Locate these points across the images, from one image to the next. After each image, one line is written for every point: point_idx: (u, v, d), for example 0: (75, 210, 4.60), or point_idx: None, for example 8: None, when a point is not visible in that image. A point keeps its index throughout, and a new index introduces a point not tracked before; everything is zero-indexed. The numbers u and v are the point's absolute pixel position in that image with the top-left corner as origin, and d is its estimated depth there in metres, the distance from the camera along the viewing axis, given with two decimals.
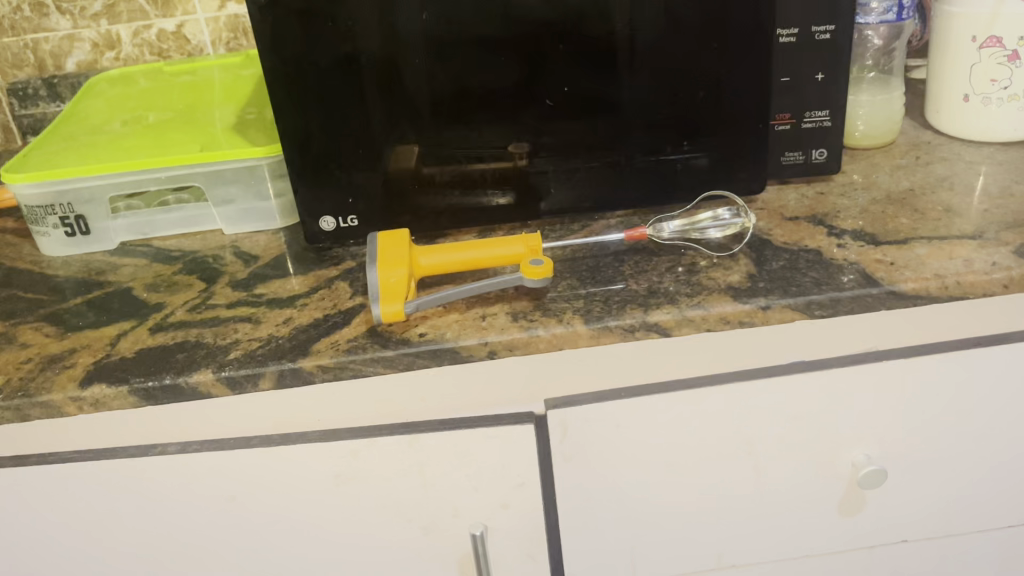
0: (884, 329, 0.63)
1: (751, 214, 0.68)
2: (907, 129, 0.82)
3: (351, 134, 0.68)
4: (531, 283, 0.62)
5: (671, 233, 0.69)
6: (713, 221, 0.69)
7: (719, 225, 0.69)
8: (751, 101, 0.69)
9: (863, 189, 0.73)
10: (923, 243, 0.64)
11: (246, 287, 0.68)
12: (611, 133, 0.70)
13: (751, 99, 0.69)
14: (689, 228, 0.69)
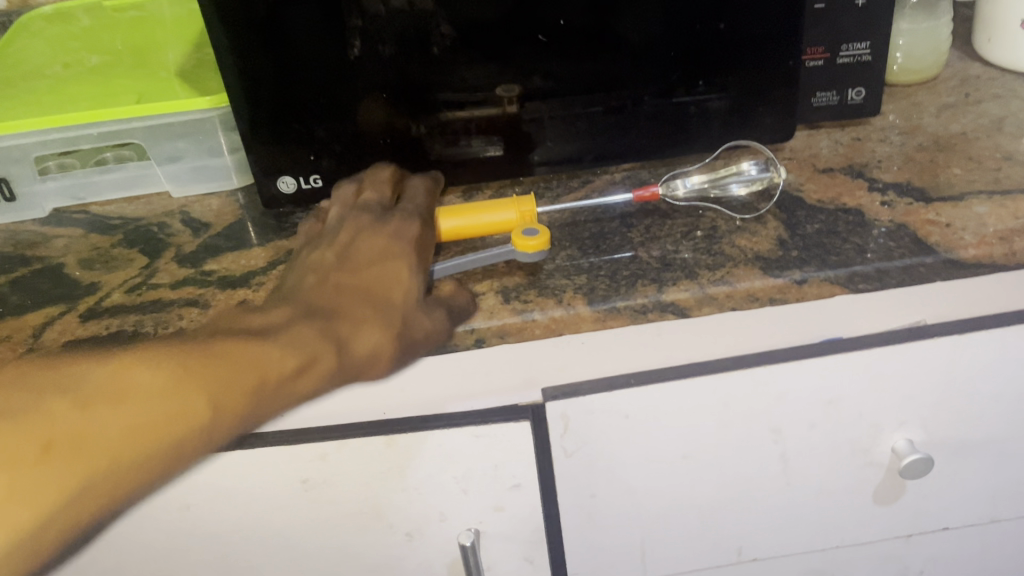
0: (944, 301, 0.53)
1: (780, 167, 0.61)
2: (951, 61, 0.72)
3: (309, 81, 0.58)
4: (526, 258, 0.54)
5: (687, 190, 0.62)
6: (740, 177, 0.62)
7: (747, 180, 0.61)
8: (780, 31, 0.59)
9: (905, 133, 0.64)
10: (982, 200, 0.55)
11: (194, 263, 0.59)
12: (616, 74, 0.60)
13: (780, 29, 0.59)
14: (712, 186, 0.62)
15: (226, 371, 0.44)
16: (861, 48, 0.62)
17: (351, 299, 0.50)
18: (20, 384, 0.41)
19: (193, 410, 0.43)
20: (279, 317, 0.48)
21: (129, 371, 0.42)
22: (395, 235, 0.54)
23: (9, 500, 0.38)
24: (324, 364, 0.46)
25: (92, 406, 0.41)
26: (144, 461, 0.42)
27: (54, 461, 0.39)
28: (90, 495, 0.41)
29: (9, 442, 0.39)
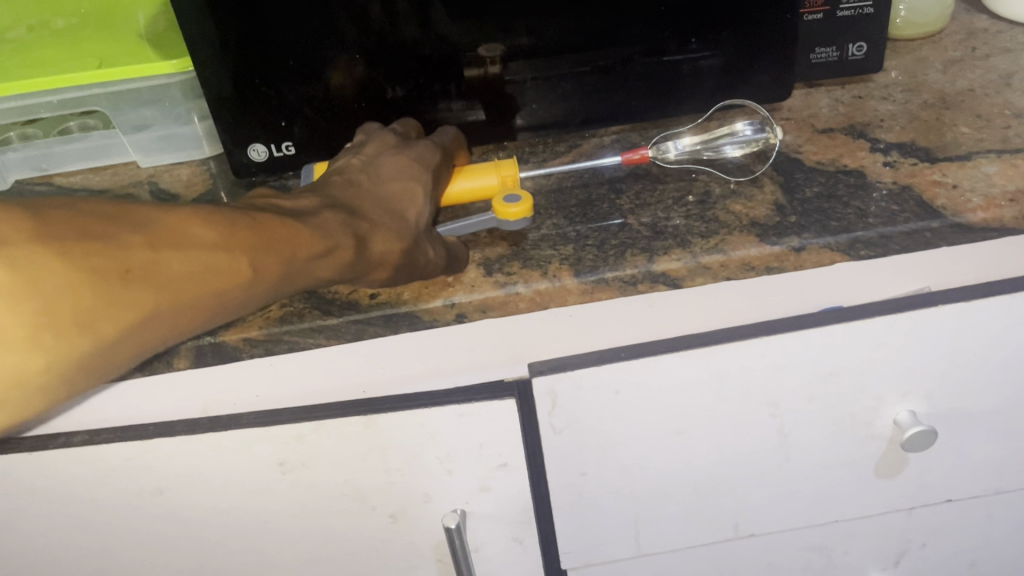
0: (969, 259, 0.49)
1: (776, 125, 0.58)
2: (957, 14, 0.69)
3: (277, 42, 0.54)
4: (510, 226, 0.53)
5: (679, 154, 0.59)
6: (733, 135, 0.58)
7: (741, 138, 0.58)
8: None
9: (909, 90, 0.61)
10: (991, 159, 0.52)
11: None
12: (602, 30, 0.57)
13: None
14: (706, 148, 0.59)
15: (278, 244, 0.44)
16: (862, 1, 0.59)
17: (371, 206, 0.50)
18: (94, 211, 0.39)
19: (250, 271, 0.42)
20: (306, 202, 0.48)
21: (193, 225, 0.41)
22: (419, 156, 0.53)
23: (90, 314, 0.38)
24: (343, 254, 0.46)
25: (163, 246, 0.40)
26: (202, 299, 0.41)
27: (135, 284, 0.38)
28: (155, 324, 0.40)
29: (95, 262, 0.38)
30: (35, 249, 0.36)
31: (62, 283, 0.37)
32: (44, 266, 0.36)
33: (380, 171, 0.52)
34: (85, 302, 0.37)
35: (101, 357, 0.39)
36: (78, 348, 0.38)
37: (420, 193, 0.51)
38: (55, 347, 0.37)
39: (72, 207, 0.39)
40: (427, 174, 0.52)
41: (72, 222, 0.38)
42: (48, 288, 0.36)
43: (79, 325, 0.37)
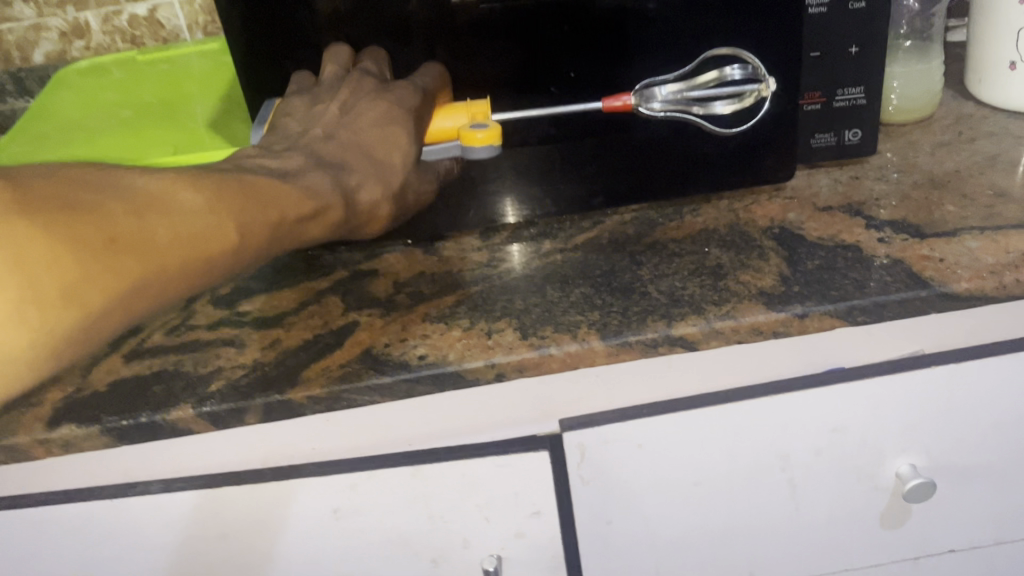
0: (940, 331, 0.57)
1: (764, 75, 0.61)
2: (945, 101, 0.76)
3: None
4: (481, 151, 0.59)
5: (664, 102, 0.61)
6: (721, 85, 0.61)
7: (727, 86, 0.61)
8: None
9: (901, 171, 0.67)
10: (975, 234, 0.58)
11: (229, 303, 0.63)
12: (621, 117, 0.64)
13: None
14: (691, 95, 0.61)
15: (256, 209, 0.48)
16: (854, 92, 0.66)
17: (355, 157, 0.57)
18: (73, 178, 0.43)
19: (232, 235, 0.46)
20: (294, 159, 0.54)
21: (174, 192, 0.45)
22: (397, 98, 0.59)
23: (75, 285, 0.40)
24: (331, 213, 0.53)
25: (145, 214, 0.43)
26: (188, 265, 0.44)
27: (119, 254, 0.42)
28: (141, 292, 0.43)
29: (79, 231, 0.41)
30: (18, 221, 0.39)
31: (48, 254, 0.40)
32: (30, 237, 0.39)
33: (361, 122, 0.59)
34: (71, 272, 0.40)
35: (88, 329, 0.42)
36: (65, 318, 0.41)
37: (400, 139, 0.59)
38: (42, 320, 0.40)
39: (48, 177, 0.42)
40: (407, 116, 0.59)
41: (56, 193, 0.41)
42: (31, 264, 0.39)
43: (65, 297, 0.40)
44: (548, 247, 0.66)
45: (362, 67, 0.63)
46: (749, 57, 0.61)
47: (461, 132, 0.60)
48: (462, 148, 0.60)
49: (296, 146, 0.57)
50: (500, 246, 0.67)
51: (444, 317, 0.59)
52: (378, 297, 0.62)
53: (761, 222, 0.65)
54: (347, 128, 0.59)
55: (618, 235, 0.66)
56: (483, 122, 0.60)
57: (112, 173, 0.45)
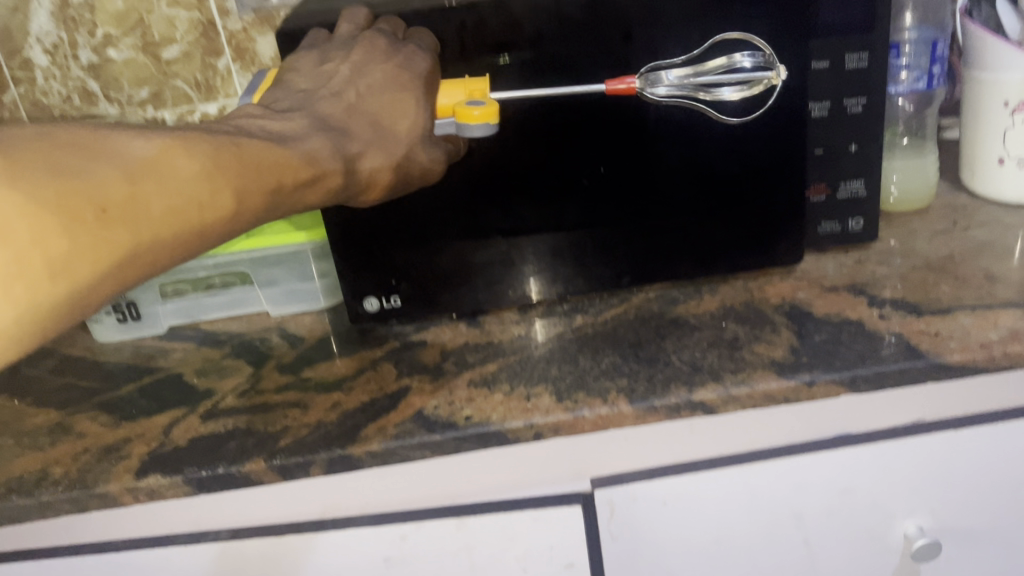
0: (939, 399, 0.63)
1: (777, 65, 0.64)
2: (942, 192, 0.83)
3: (389, 218, 0.69)
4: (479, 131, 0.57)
5: (670, 86, 0.63)
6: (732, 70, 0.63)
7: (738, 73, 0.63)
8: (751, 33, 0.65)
9: (901, 256, 0.74)
10: (967, 312, 0.64)
11: (294, 371, 0.70)
12: (647, 205, 0.71)
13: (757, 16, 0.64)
14: (701, 80, 0.63)
15: (252, 175, 0.49)
16: (856, 185, 0.73)
17: (359, 124, 0.58)
18: (68, 143, 0.43)
19: (232, 200, 0.48)
20: (296, 122, 0.55)
21: (172, 157, 0.45)
22: (408, 61, 0.60)
23: (65, 257, 0.41)
24: (330, 180, 0.55)
25: (140, 182, 0.43)
26: (190, 231, 0.46)
27: (112, 223, 0.42)
28: (134, 259, 0.44)
29: (70, 204, 0.40)
30: (5, 195, 0.39)
31: (37, 228, 0.39)
32: (17, 211, 0.39)
33: (370, 86, 0.59)
34: (62, 246, 0.40)
35: (79, 300, 0.42)
36: (53, 292, 0.41)
37: (408, 107, 0.59)
38: (26, 294, 0.40)
39: (46, 144, 0.42)
40: (417, 85, 0.59)
41: (49, 159, 0.41)
42: (17, 239, 0.39)
43: (51, 269, 0.40)
44: (579, 321, 0.73)
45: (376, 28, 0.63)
46: (762, 45, 0.64)
47: (458, 109, 0.58)
48: (459, 127, 0.58)
49: (304, 104, 0.58)
50: (535, 320, 0.74)
51: (488, 382, 0.65)
52: (427, 365, 0.69)
53: (773, 300, 0.72)
54: (355, 93, 0.59)
55: (644, 311, 0.73)
56: (481, 101, 0.59)
57: (105, 136, 0.44)
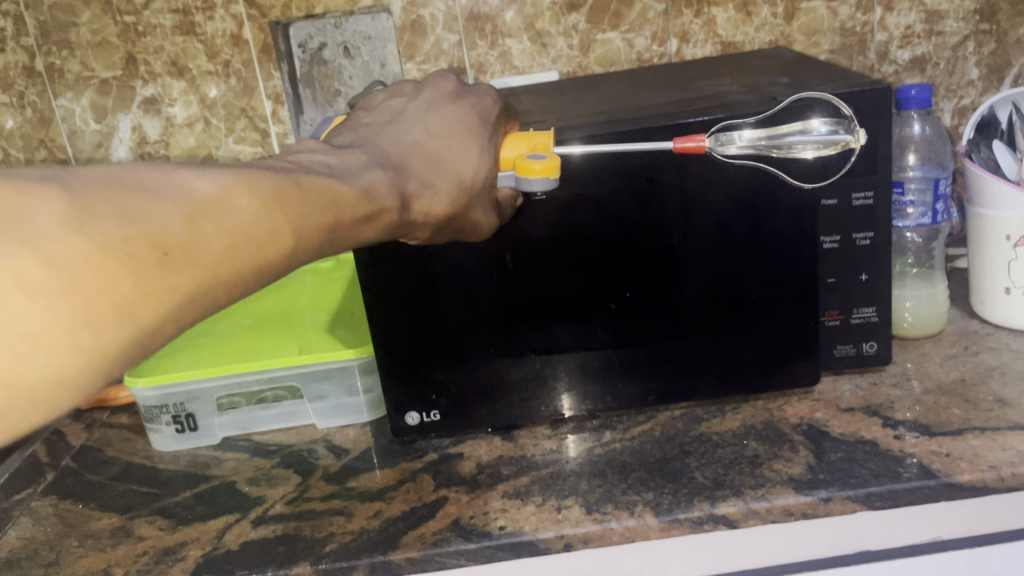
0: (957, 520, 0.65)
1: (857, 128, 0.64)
2: (955, 318, 0.87)
3: (432, 336, 0.75)
4: (543, 182, 0.59)
5: (742, 146, 0.64)
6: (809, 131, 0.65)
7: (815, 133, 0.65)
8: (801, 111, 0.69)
9: (915, 380, 0.78)
10: (977, 433, 0.68)
11: (338, 481, 0.75)
12: (673, 328, 0.76)
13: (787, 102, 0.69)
14: (776, 140, 0.65)
15: (316, 211, 0.48)
16: (868, 311, 0.77)
17: (420, 160, 0.57)
18: (123, 182, 0.41)
19: (290, 236, 0.46)
20: (356, 157, 0.54)
21: (232, 195, 0.44)
22: (476, 110, 0.62)
23: (130, 301, 0.39)
24: (385, 217, 0.53)
25: (196, 221, 0.42)
26: (245, 269, 0.44)
27: (172, 265, 0.41)
28: (193, 302, 0.42)
29: (134, 247, 0.39)
30: (73, 240, 0.37)
31: (104, 272, 0.38)
32: (85, 258, 0.37)
33: (437, 128, 0.59)
34: (125, 290, 0.39)
35: (142, 346, 0.41)
36: (118, 337, 0.39)
37: (470, 152, 0.59)
38: (93, 340, 0.38)
39: (100, 187, 0.40)
40: (481, 130, 0.60)
41: (106, 202, 0.39)
42: (86, 284, 0.37)
43: (123, 316, 0.39)
44: (608, 436, 0.77)
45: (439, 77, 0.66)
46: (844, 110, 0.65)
47: (520, 162, 0.60)
48: (520, 179, 0.60)
49: (367, 140, 0.57)
50: (566, 435, 0.79)
51: (520, 494, 0.70)
52: (464, 476, 0.74)
53: (792, 419, 0.76)
54: (421, 132, 0.59)
55: (670, 428, 0.77)
56: (542, 155, 0.61)
57: (163, 176, 0.43)
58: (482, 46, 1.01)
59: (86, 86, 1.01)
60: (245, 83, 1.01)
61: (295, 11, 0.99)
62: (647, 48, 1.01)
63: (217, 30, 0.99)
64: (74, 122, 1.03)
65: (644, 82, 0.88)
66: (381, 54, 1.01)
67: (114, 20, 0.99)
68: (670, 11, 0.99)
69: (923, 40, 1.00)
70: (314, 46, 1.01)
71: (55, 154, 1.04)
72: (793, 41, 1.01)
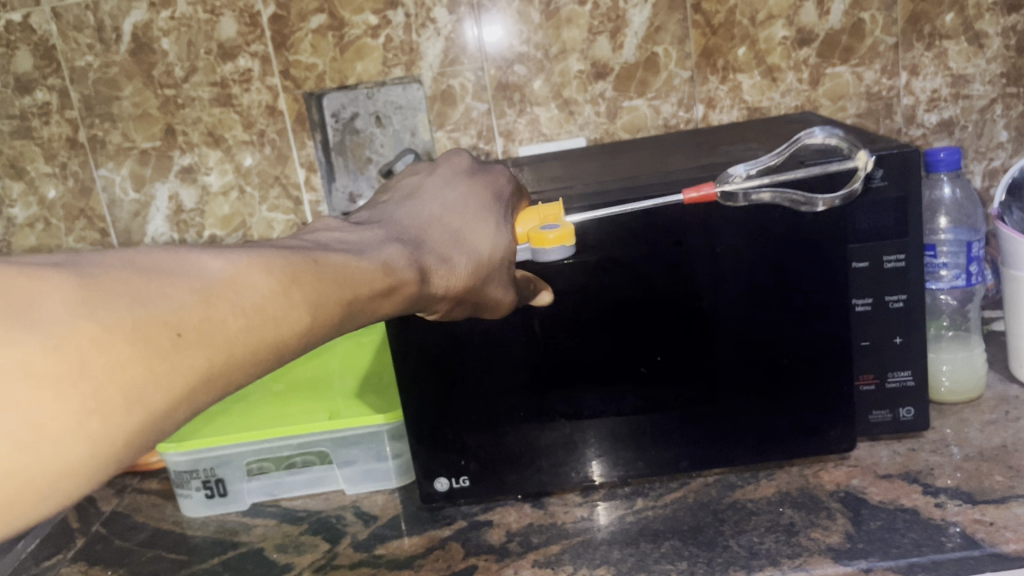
0: None
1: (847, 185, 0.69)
2: (994, 382, 0.86)
3: (461, 400, 0.75)
4: (559, 250, 0.60)
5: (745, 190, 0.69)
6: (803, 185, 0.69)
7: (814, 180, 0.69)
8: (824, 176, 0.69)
9: (955, 446, 0.76)
10: (1021, 502, 0.67)
11: (367, 548, 0.75)
12: (705, 394, 0.75)
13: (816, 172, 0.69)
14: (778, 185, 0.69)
15: (333, 287, 0.46)
16: (904, 375, 0.76)
17: (437, 233, 0.56)
18: (137, 266, 0.39)
19: (306, 313, 0.44)
20: (373, 232, 0.53)
21: (248, 274, 0.42)
22: (489, 187, 0.62)
23: (142, 387, 0.36)
24: (405, 290, 0.51)
25: (211, 302, 0.40)
26: (261, 350, 0.41)
27: (186, 347, 0.38)
28: (208, 385, 0.39)
29: (145, 329, 0.36)
30: (82, 324, 0.35)
31: (114, 356, 0.35)
32: (95, 343, 0.35)
33: (455, 205, 0.59)
34: (137, 375, 0.36)
35: (153, 434, 0.37)
36: (129, 425, 0.36)
37: (486, 227, 0.59)
38: (103, 429, 0.35)
39: (111, 270, 0.38)
40: (495, 207, 0.60)
41: (117, 285, 0.37)
42: (94, 370, 0.34)
43: (134, 402, 0.36)
44: (640, 504, 0.76)
45: (449, 158, 0.66)
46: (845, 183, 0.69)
47: (533, 234, 0.61)
48: (534, 249, 0.61)
49: (385, 218, 0.57)
50: (597, 502, 0.77)
51: (552, 563, 0.69)
52: (493, 544, 0.73)
53: (828, 486, 0.74)
54: (438, 207, 0.58)
55: (703, 495, 0.75)
56: (554, 224, 0.61)
57: (177, 259, 0.41)
58: (511, 114, 1.02)
59: (126, 156, 1.04)
60: (279, 152, 1.04)
61: (329, 83, 1.01)
62: (673, 114, 1.02)
63: (253, 101, 1.02)
64: (113, 191, 1.05)
65: (671, 148, 0.89)
66: (412, 123, 1.03)
67: (155, 93, 1.02)
68: (696, 78, 1.01)
69: (950, 103, 1.01)
70: (347, 116, 1.03)
71: (94, 222, 1.07)
72: (819, 106, 1.01)
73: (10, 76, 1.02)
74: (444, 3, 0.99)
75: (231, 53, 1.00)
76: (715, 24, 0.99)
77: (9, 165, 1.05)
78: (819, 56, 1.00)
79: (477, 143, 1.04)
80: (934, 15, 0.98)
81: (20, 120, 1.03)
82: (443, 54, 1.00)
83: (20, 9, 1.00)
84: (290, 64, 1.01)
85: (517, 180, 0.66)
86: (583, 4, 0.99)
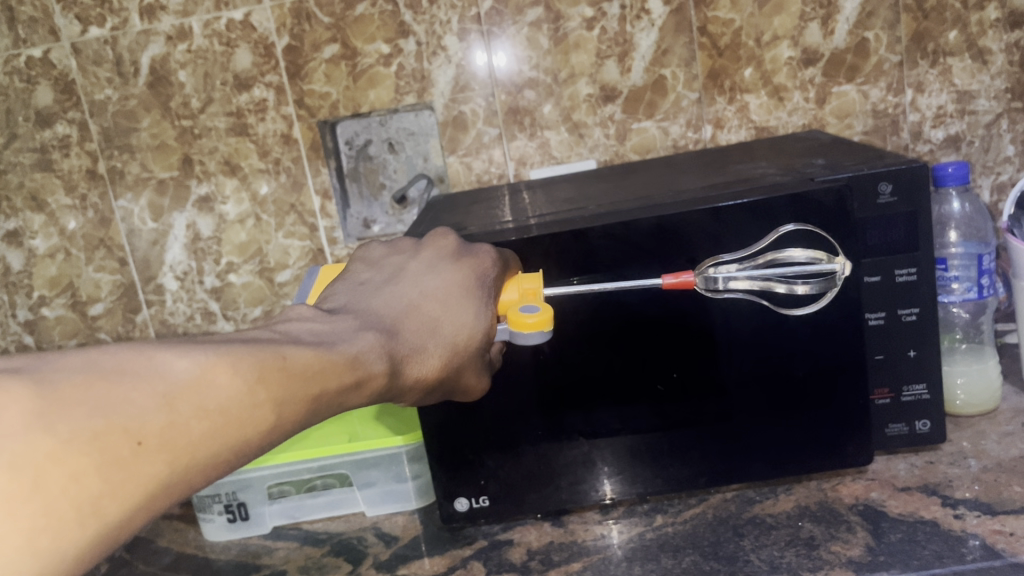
0: None
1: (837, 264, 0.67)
2: (1009, 395, 0.86)
3: (480, 422, 0.76)
4: (535, 335, 0.60)
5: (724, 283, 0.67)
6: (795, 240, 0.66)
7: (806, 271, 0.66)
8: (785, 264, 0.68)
9: (972, 458, 0.77)
10: None
11: (388, 568, 0.76)
12: (720, 413, 0.75)
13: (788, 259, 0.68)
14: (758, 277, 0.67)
15: (301, 384, 0.46)
16: (919, 388, 0.76)
17: (411, 325, 0.57)
18: (101, 368, 0.40)
19: (271, 412, 0.44)
20: (348, 322, 0.53)
21: (211, 375, 0.43)
22: (475, 272, 0.62)
23: (95, 501, 0.37)
24: (375, 383, 0.51)
25: (175, 407, 0.40)
26: (224, 452, 0.42)
27: (146, 456, 0.39)
28: (165, 491, 0.40)
29: (103, 440, 0.37)
30: (39, 439, 0.36)
31: (68, 471, 0.36)
32: (48, 458, 0.36)
33: (441, 293, 0.59)
34: (91, 486, 0.37)
35: (107, 543, 0.38)
36: (82, 538, 0.37)
37: (465, 312, 0.59)
38: (52, 547, 0.36)
39: (73, 374, 0.39)
40: (478, 292, 0.60)
41: (78, 392, 0.38)
42: (47, 485, 0.35)
43: (86, 514, 0.36)
44: (659, 521, 0.76)
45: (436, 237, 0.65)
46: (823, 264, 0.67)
47: (513, 316, 0.61)
48: (513, 332, 0.61)
49: (358, 307, 0.57)
50: (615, 520, 0.78)
51: None
52: (515, 562, 0.74)
53: (847, 499, 0.74)
54: (416, 294, 0.59)
55: (722, 510, 0.76)
56: (535, 307, 0.61)
57: (142, 358, 0.41)
58: (522, 138, 1.04)
59: (144, 186, 1.06)
60: (294, 179, 1.05)
61: (343, 111, 1.03)
62: (682, 135, 1.04)
63: (268, 130, 1.04)
64: (132, 221, 1.07)
65: (681, 168, 0.90)
66: (424, 149, 1.05)
67: (172, 124, 1.04)
68: (704, 99, 1.02)
69: (956, 119, 1.02)
70: (360, 143, 1.05)
71: (114, 252, 1.08)
72: (826, 124, 1.03)
73: (31, 109, 1.04)
74: (454, 31, 1.01)
75: (246, 83, 1.02)
76: (721, 46, 1.01)
77: (30, 197, 1.07)
78: (824, 75, 1.01)
79: (490, 168, 1.05)
80: (938, 33, 0.99)
81: (41, 153, 1.05)
82: (454, 81, 1.02)
83: (40, 44, 1.02)
84: (304, 93, 1.03)
85: (504, 254, 0.67)
86: (591, 29, 1.00)
